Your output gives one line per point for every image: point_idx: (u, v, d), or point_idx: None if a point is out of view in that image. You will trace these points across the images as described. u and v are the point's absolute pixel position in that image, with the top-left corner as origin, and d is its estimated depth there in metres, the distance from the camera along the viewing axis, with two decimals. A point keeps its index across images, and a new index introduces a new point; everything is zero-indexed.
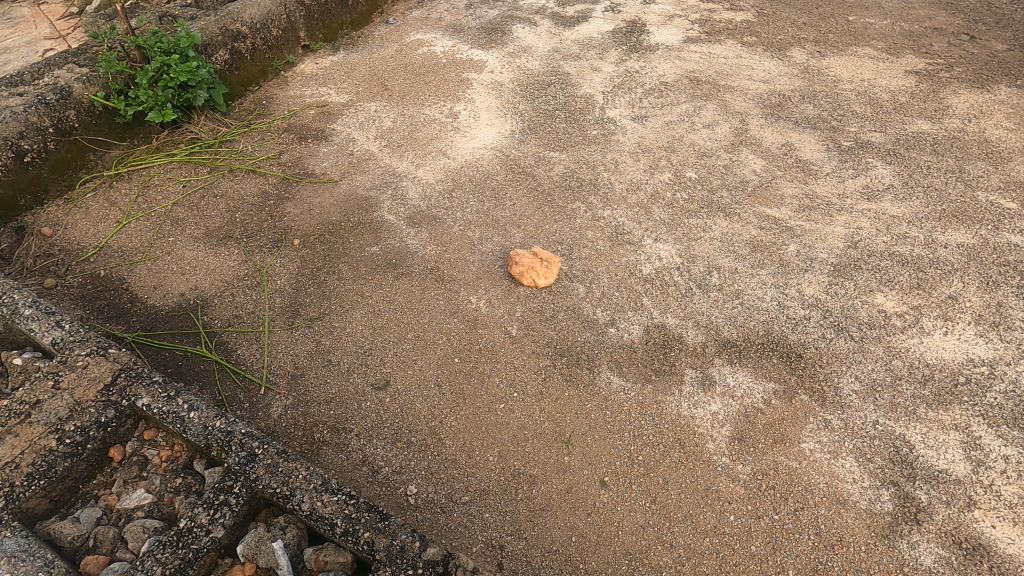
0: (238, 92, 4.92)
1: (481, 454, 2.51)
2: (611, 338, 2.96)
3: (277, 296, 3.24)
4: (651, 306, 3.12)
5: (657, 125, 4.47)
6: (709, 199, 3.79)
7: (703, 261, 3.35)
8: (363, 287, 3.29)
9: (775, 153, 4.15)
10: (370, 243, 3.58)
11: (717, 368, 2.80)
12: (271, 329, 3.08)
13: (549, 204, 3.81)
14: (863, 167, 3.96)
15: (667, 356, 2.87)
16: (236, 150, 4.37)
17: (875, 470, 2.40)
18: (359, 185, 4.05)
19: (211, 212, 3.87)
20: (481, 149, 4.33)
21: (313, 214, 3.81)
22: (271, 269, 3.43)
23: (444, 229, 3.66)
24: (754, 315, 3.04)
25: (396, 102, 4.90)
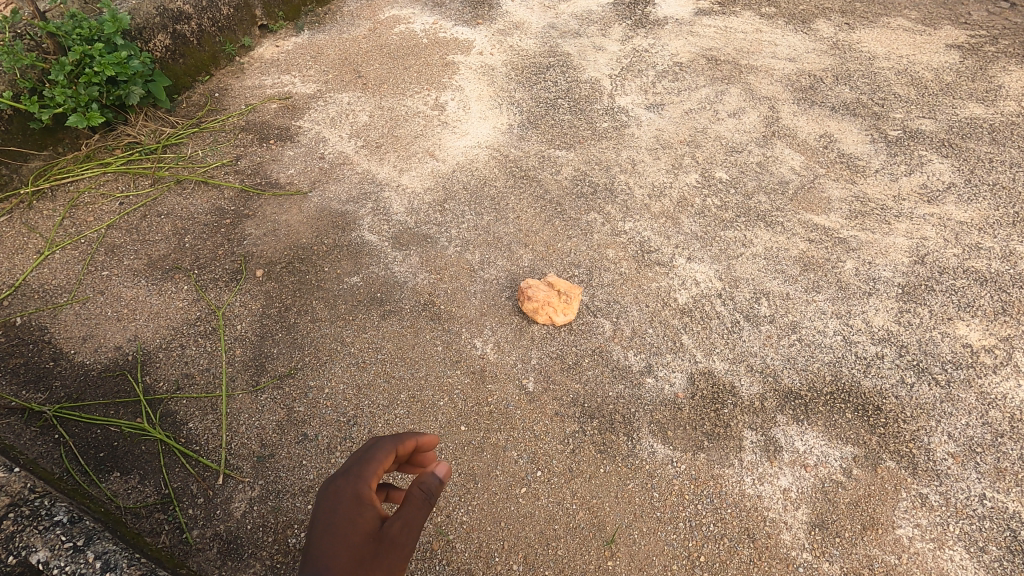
0: (186, 83, 4.20)
1: (503, 561, 1.99)
2: (649, 391, 2.44)
3: (237, 348, 2.66)
4: (693, 346, 2.59)
5: (676, 114, 3.88)
6: (746, 204, 3.25)
7: (748, 286, 2.83)
8: (343, 331, 2.72)
9: (814, 146, 3.61)
10: (349, 272, 2.99)
11: (781, 428, 2.31)
12: (231, 392, 2.49)
13: (560, 215, 3.23)
14: (917, 162, 3.44)
15: (719, 413, 2.36)
16: (184, 156, 3.70)
17: (993, 565, 1.95)
18: (333, 197, 3.42)
19: (154, 236, 3.22)
20: (475, 148, 3.71)
21: (279, 236, 3.20)
22: (229, 310, 2.82)
23: (437, 252, 3.07)
24: (817, 355, 2.54)
25: (371, 91, 4.23)
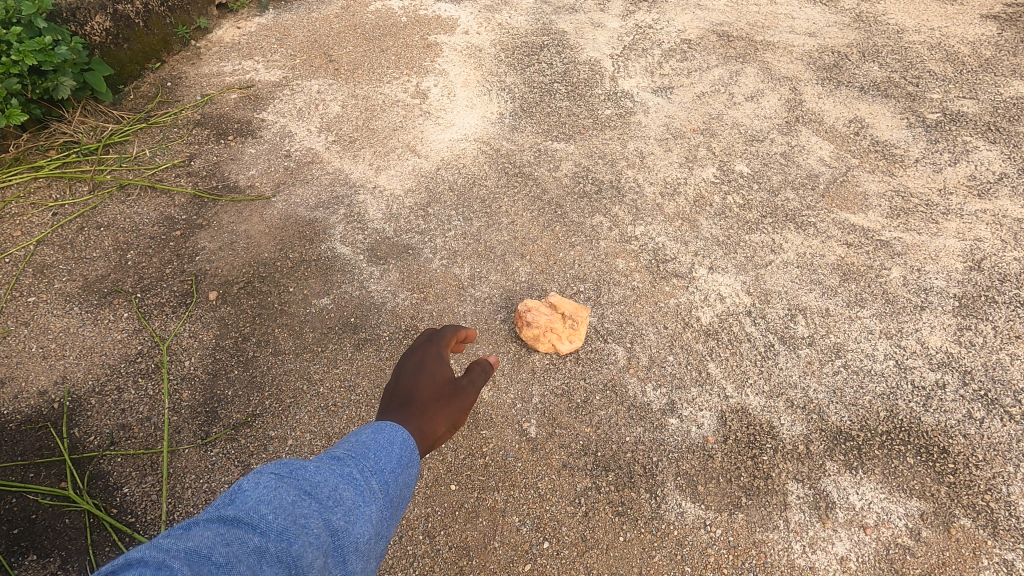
0: (132, 71, 3.71)
1: None
2: (673, 435, 2.07)
3: (186, 390, 2.25)
4: (721, 377, 2.21)
5: (687, 99, 3.45)
6: (772, 202, 2.85)
7: (781, 301, 2.45)
8: (310, 366, 2.32)
9: (844, 132, 3.20)
10: (318, 292, 2.57)
11: (832, 480, 1.94)
12: (176, 447, 2.09)
13: (561, 219, 2.82)
14: (961, 149, 3.04)
15: (758, 461, 1.99)
16: (129, 156, 3.24)
17: None
18: (301, 201, 2.99)
19: (92, 252, 2.78)
20: (461, 142, 3.27)
21: (237, 250, 2.77)
22: (177, 342, 2.41)
23: (421, 266, 2.66)
24: (867, 385, 2.17)
25: (344, 78, 3.76)
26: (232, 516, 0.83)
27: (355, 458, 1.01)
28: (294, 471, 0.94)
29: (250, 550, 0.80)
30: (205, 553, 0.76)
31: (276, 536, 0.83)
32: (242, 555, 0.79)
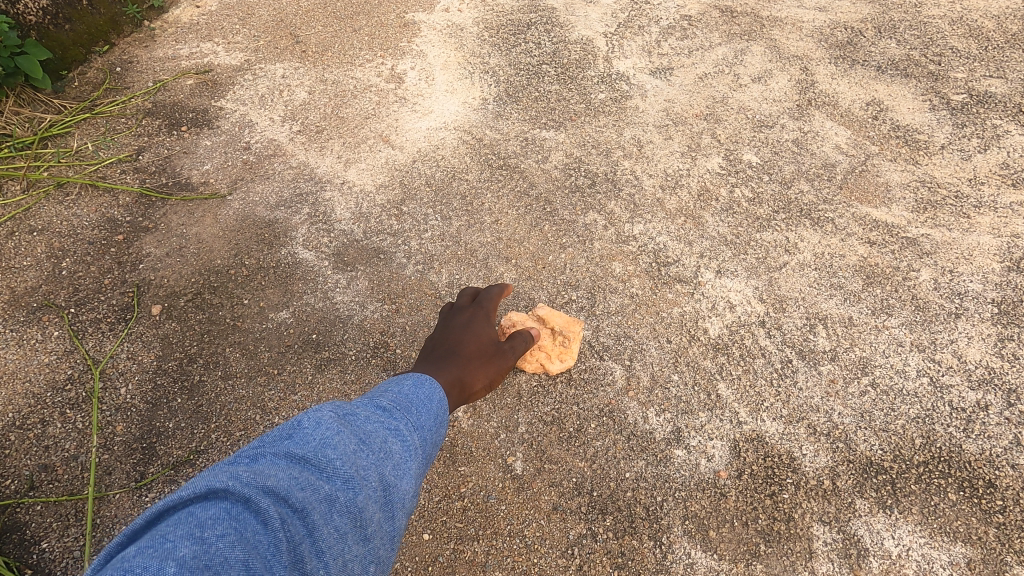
0: (77, 55, 3.36)
1: None
2: (680, 469, 1.80)
3: (120, 422, 1.96)
4: (734, 399, 1.94)
5: (688, 81, 3.14)
6: (784, 195, 2.56)
7: (799, 309, 2.17)
8: (265, 392, 2.03)
9: (862, 116, 2.90)
10: (276, 304, 2.28)
11: (864, 522, 1.68)
12: (105, 492, 1.80)
13: (550, 217, 2.53)
14: (991, 135, 2.76)
15: (778, 501, 1.73)
16: (70, 151, 2.91)
17: None
18: (260, 200, 2.67)
19: (21, 260, 2.46)
20: (440, 130, 2.96)
21: (187, 256, 2.46)
22: (113, 365, 2.11)
23: (393, 272, 2.37)
24: (899, 408, 1.90)
25: (312, 60, 3.42)
26: (300, 458, 0.95)
27: (393, 418, 1.17)
28: (348, 423, 1.07)
29: (322, 496, 0.92)
30: (285, 494, 0.87)
31: (342, 485, 0.96)
32: (314, 498, 0.91)
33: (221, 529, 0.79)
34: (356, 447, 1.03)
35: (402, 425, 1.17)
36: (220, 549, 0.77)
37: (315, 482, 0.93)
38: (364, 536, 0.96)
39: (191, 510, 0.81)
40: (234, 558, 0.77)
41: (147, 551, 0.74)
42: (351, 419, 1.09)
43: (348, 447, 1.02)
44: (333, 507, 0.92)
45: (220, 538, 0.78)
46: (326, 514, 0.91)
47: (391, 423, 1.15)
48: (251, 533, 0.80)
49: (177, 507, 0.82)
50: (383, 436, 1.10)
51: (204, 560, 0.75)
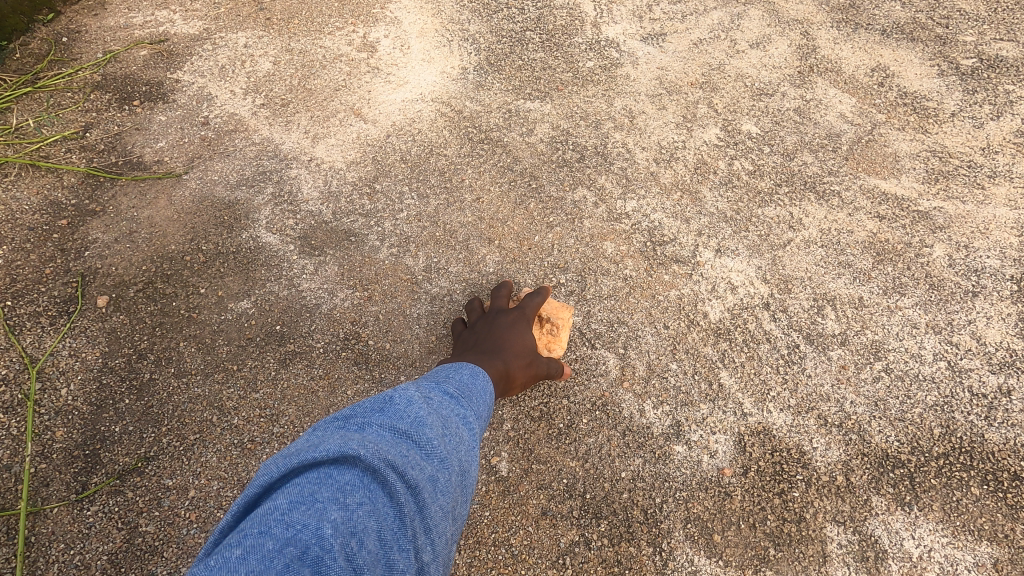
0: (18, 24, 3.09)
1: None
2: (681, 467, 1.64)
3: (59, 426, 1.76)
4: (738, 389, 1.78)
5: (682, 47, 2.93)
6: (787, 167, 2.38)
7: (805, 289, 2.01)
8: (223, 391, 1.83)
9: (867, 83, 2.72)
10: (236, 293, 2.07)
11: (882, 521, 1.54)
12: (40, 506, 1.61)
13: (535, 193, 2.33)
14: (1003, 101, 2.60)
15: (789, 500, 1.57)
16: (9, 127, 2.65)
17: None
18: (219, 179, 2.45)
19: None
20: (415, 102, 2.73)
21: (137, 241, 2.24)
22: (52, 363, 1.90)
23: (365, 256, 2.17)
24: (916, 396, 1.76)
25: (277, 29, 3.16)
26: (403, 433, 1.02)
27: (465, 401, 1.24)
28: (435, 403, 1.15)
29: (427, 475, 0.98)
30: (402, 470, 0.94)
31: (439, 466, 1.02)
32: (422, 477, 0.97)
33: (361, 496, 0.88)
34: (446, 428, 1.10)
35: (473, 410, 1.24)
36: (359, 516, 0.86)
37: (420, 460, 0.99)
38: (457, 516, 1.05)
39: (329, 472, 0.89)
40: (370, 526, 0.86)
41: (299, 508, 0.84)
42: (435, 398, 1.16)
43: (440, 428, 1.09)
44: (439, 486, 0.99)
45: (360, 506, 0.87)
46: (434, 492, 0.98)
47: (465, 405, 1.22)
48: (380, 504, 0.90)
49: (314, 466, 0.90)
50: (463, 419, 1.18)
51: (349, 525, 0.84)
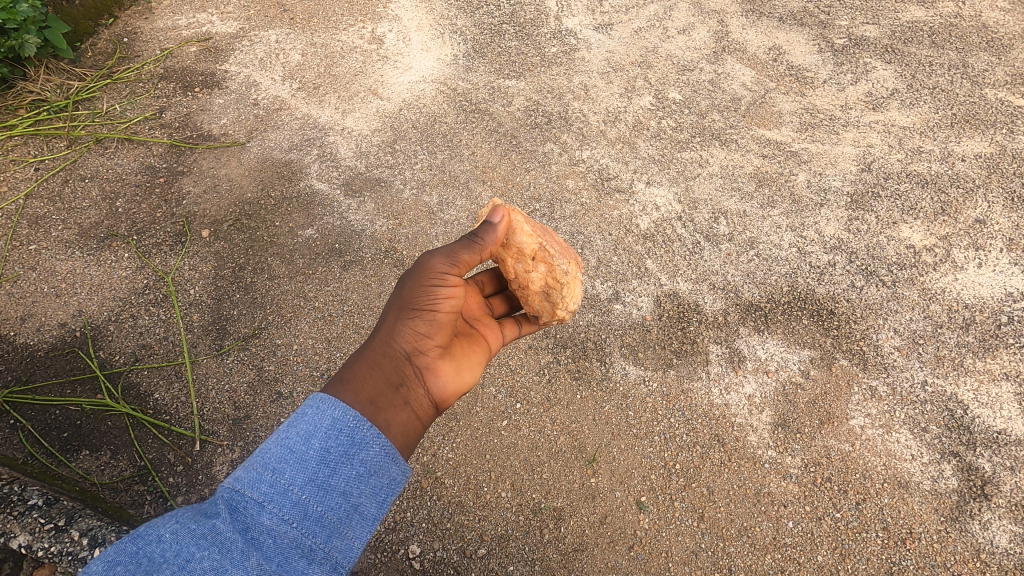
0: (87, 28, 3.75)
1: (491, 490, 2.08)
2: (618, 317, 2.49)
3: (194, 312, 2.56)
4: (657, 271, 2.64)
5: (625, 35, 3.75)
6: (700, 123, 3.24)
7: (707, 206, 2.86)
8: (304, 286, 2.63)
9: (764, 59, 3.57)
10: (302, 224, 2.86)
11: (744, 340, 2.42)
12: (194, 358, 2.42)
13: (516, 148, 3.15)
14: (862, 70, 3.47)
15: (686, 332, 2.44)
16: (100, 112, 3.35)
17: (933, 442, 2.15)
18: (275, 145, 3.21)
19: (81, 202, 2.96)
20: (420, 83, 3.51)
21: (221, 191, 3.00)
22: (179, 274, 2.68)
23: (394, 195, 2.97)
24: (774, 268, 2.63)
25: (301, 27, 3.89)
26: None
27: (275, 471, 1.19)
28: (193, 526, 1.11)
29: None
30: None
31: None
32: None
33: None
34: (200, 543, 1.09)
35: (287, 475, 1.19)
36: None
37: None
38: None
39: None
40: None
41: None
42: (192, 529, 1.11)
43: (170, 572, 1.04)
44: None
45: None
46: None
47: (276, 473, 1.19)
48: None
49: None
50: (249, 518, 1.14)
51: None
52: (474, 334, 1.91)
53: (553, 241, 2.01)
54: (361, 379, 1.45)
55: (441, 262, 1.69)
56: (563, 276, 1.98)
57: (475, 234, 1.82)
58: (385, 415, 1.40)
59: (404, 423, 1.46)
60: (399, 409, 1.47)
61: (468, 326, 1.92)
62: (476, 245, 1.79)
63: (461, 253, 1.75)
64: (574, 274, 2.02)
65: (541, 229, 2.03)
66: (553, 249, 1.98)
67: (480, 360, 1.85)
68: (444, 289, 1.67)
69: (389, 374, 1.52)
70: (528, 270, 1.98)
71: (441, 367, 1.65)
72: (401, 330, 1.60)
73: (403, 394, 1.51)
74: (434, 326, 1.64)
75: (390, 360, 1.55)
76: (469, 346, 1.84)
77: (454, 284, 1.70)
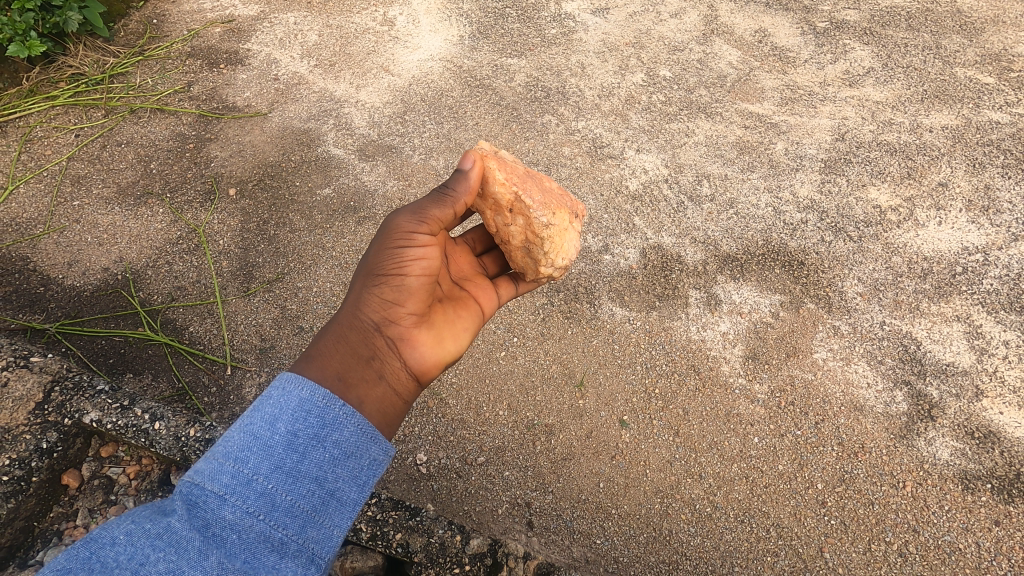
0: (120, 9, 4.03)
1: (490, 410, 2.33)
2: (608, 265, 2.73)
3: (223, 260, 2.83)
4: (644, 226, 2.88)
5: (621, 18, 4.00)
6: (688, 98, 3.48)
7: (691, 170, 3.11)
8: (322, 238, 2.90)
9: (750, 41, 3.82)
10: (320, 184, 3.12)
11: (721, 286, 2.66)
12: (225, 298, 2.69)
13: (516, 119, 3.41)
14: (841, 51, 3.71)
15: (669, 278, 2.69)
16: (134, 85, 3.63)
17: (887, 372, 2.40)
18: (294, 116, 3.48)
19: (118, 164, 3.24)
20: (428, 61, 3.77)
21: (246, 155, 3.27)
22: (209, 227, 2.95)
23: (403, 160, 3.23)
24: (751, 225, 2.87)
25: (318, 10, 4.16)
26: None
27: (239, 461, 1.23)
28: (151, 526, 1.18)
29: None
30: None
31: None
32: None
33: None
34: (157, 544, 1.16)
35: (250, 464, 1.23)
36: None
37: None
38: None
39: None
40: None
41: None
42: (150, 530, 1.18)
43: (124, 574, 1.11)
44: None
45: None
46: None
47: (240, 462, 1.23)
48: None
49: None
50: (210, 513, 1.19)
51: None
52: (460, 298, 1.90)
53: (531, 191, 1.95)
54: (327, 355, 1.47)
55: (408, 220, 1.64)
56: (543, 227, 1.92)
57: (444, 187, 1.77)
58: (356, 390, 1.42)
59: (378, 396, 1.47)
60: (372, 381, 1.48)
61: (452, 291, 1.90)
62: (444, 198, 1.73)
63: (427, 208, 1.69)
64: (556, 225, 1.96)
65: (520, 178, 1.97)
66: (530, 199, 1.92)
67: (466, 325, 1.82)
68: (413, 250, 1.62)
69: (358, 347, 1.53)
70: (507, 223, 1.96)
71: (417, 336, 1.64)
72: (370, 299, 1.59)
73: (375, 367, 1.52)
74: (404, 294, 1.62)
75: (360, 333, 1.55)
76: (453, 311, 1.81)
77: (424, 243, 1.64)
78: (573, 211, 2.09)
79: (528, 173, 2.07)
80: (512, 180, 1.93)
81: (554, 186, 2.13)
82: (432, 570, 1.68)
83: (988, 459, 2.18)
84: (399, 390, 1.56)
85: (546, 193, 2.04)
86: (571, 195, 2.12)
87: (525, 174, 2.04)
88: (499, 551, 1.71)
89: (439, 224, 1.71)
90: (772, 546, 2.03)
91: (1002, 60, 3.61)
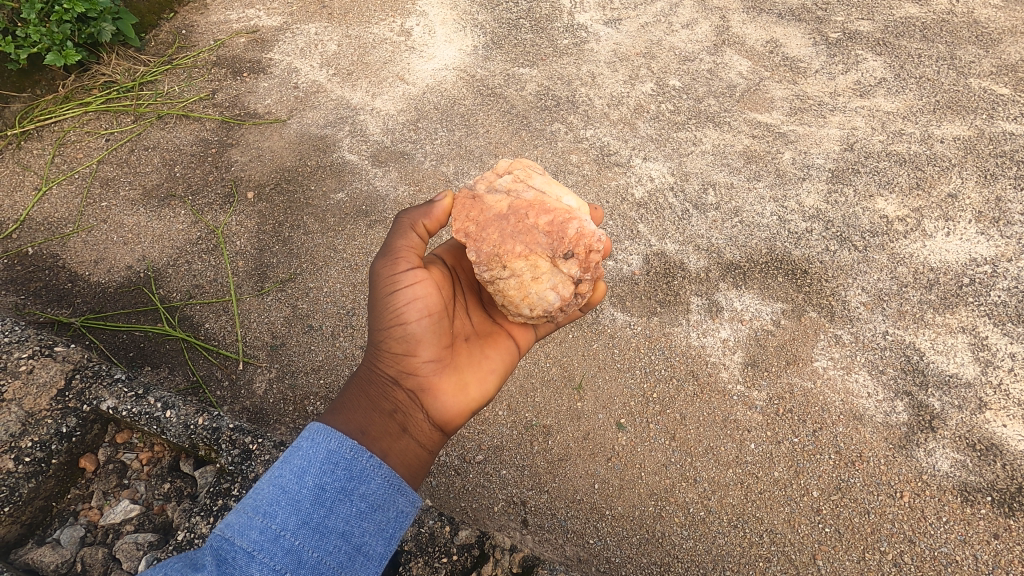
0: (151, 21, 4.21)
1: (490, 409, 2.38)
2: (610, 271, 2.75)
3: (240, 260, 2.94)
4: (648, 233, 2.90)
5: (633, 29, 4.05)
6: (696, 107, 3.51)
7: (697, 179, 3.14)
8: (334, 241, 3.00)
9: (761, 51, 3.84)
10: (334, 189, 3.23)
11: (723, 293, 2.67)
12: (239, 297, 2.81)
13: (526, 127, 3.48)
14: (853, 61, 3.70)
15: (671, 285, 2.71)
16: (161, 92, 3.80)
17: (889, 382, 2.39)
18: (312, 123, 3.60)
19: (145, 168, 3.39)
20: (443, 70, 3.87)
21: (265, 160, 3.39)
22: (227, 229, 3.07)
23: (415, 166, 3.32)
24: (755, 233, 2.89)
25: (338, 20, 4.28)
26: None
27: (268, 515, 1.29)
28: None
29: None
30: None
31: None
32: None
33: None
34: None
35: (278, 519, 1.29)
36: None
37: None
38: None
39: None
40: None
41: None
42: None
43: None
44: None
45: None
46: None
47: (269, 517, 1.29)
48: None
49: None
50: (238, 567, 1.24)
51: None
52: (488, 335, 1.89)
53: (483, 239, 1.81)
54: (351, 409, 1.55)
55: (383, 266, 1.66)
56: (487, 283, 1.80)
57: (411, 219, 1.76)
58: (379, 442, 1.48)
59: (401, 448, 1.53)
60: (395, 434, 1.54)
61: (482, 328, 1.90)
62: (415, 238, 1.73)
63: (396, 246, 1.70)
64: (515, 274, 1.78)
65: (480, 224, 1.84)
66: (474, 252, 1.80)
67: (491, 364, 1.81)
68: (401, 296, 1.61)
69: (381, 402, 1.59)
70: None
71: (438, 383, 1.67)
72: (383, 354, 1.64)
73: (398, 422, 1.57)
74: (411, 344, 1.63)
75: (379, 385, 1.62)
76: (479, 351, 1.82)
77: (408, 285, 1.62)
78: (552, 251, 1.79)
79: (513, 207, 1.86)
80: (467, 230, 1.83)
81: (543, 217, 1.83)
82: (420, 559, 1.74)
83: (989, 471, 2.17)
84: (423, 439, 1.62)
85: (516, 236, 1.81)
86: (564, 228, 1.79)
87: (501, 212, 1.85)
88: (487, 542, 1.78)
89: (418, 260, 1.68)
90: (765, 552, 2.05)
91: (1019, 71, 3.57)
